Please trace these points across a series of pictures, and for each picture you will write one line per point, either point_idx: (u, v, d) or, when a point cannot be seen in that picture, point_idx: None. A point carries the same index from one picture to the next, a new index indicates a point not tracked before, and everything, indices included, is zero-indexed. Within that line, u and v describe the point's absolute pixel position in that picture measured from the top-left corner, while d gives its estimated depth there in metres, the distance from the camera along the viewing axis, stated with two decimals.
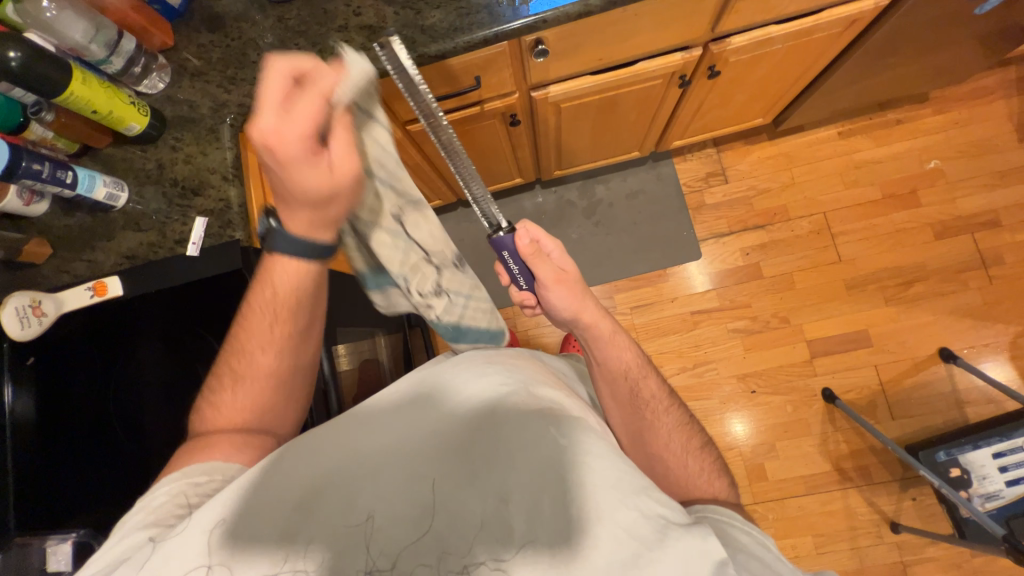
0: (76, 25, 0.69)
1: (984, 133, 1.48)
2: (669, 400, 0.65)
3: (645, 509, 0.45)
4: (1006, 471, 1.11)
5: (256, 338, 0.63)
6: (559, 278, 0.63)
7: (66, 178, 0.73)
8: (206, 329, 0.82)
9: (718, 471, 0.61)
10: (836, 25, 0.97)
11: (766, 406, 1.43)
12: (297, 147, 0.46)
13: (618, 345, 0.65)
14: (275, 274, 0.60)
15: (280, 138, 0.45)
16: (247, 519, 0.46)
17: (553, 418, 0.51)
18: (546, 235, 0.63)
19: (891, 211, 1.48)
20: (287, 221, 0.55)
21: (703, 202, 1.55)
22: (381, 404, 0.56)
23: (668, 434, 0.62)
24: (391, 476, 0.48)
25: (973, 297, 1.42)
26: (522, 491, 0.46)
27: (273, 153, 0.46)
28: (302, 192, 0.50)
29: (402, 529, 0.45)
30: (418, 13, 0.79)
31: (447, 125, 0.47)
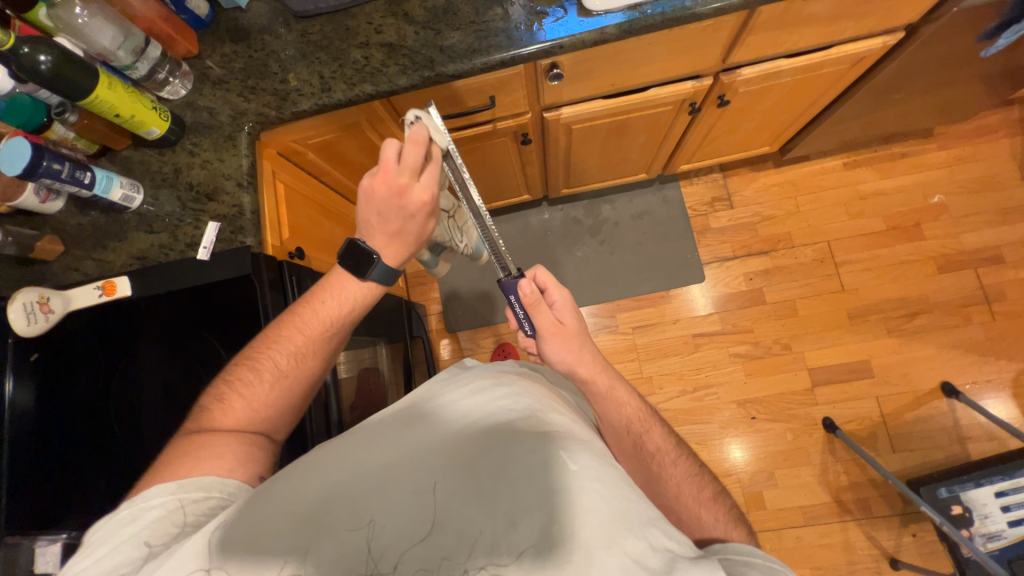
0: (106, 31, 0.71)
1: (987, 170, 1.50)
2: (676, 449, 0.64)
3: (654, 542, 0.45)
4: (1009, 511, 1.10)
5: (303, 341, 0.65)
6: (553, 331, 0.63)
7: (84, 179, 0.74)
8: (202, 330, 0.79)
9: (733, 521, 0.59)
10: (845, 61, 0.99)
11: (765, 433, 1.42)
12: (431, 202, 0.59)
13: (617, 401, 0.64)
14: (345, 286, 0.66)
15: (428, 196, 0.59)
16: (253, 530, 0.45)
17: (564, 441, 0.50)
18: (553, 284, 0.64)
19: (894, 243, 1.49)
20: (383, 251, 0.63)
21: (708, 226, 1.56)
22: (390, 420, 0.56)
23: (678, 485, 0.61)
24: (397, 491, 0.47)
25: (976, 332, 1.42)
26: (533, 511, 0.45)
27: (423, 205, 0.59)
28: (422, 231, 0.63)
29: (408, 546, 0.44)
30: (437, 33, 0.81)
31: (491, 226, 0.58)
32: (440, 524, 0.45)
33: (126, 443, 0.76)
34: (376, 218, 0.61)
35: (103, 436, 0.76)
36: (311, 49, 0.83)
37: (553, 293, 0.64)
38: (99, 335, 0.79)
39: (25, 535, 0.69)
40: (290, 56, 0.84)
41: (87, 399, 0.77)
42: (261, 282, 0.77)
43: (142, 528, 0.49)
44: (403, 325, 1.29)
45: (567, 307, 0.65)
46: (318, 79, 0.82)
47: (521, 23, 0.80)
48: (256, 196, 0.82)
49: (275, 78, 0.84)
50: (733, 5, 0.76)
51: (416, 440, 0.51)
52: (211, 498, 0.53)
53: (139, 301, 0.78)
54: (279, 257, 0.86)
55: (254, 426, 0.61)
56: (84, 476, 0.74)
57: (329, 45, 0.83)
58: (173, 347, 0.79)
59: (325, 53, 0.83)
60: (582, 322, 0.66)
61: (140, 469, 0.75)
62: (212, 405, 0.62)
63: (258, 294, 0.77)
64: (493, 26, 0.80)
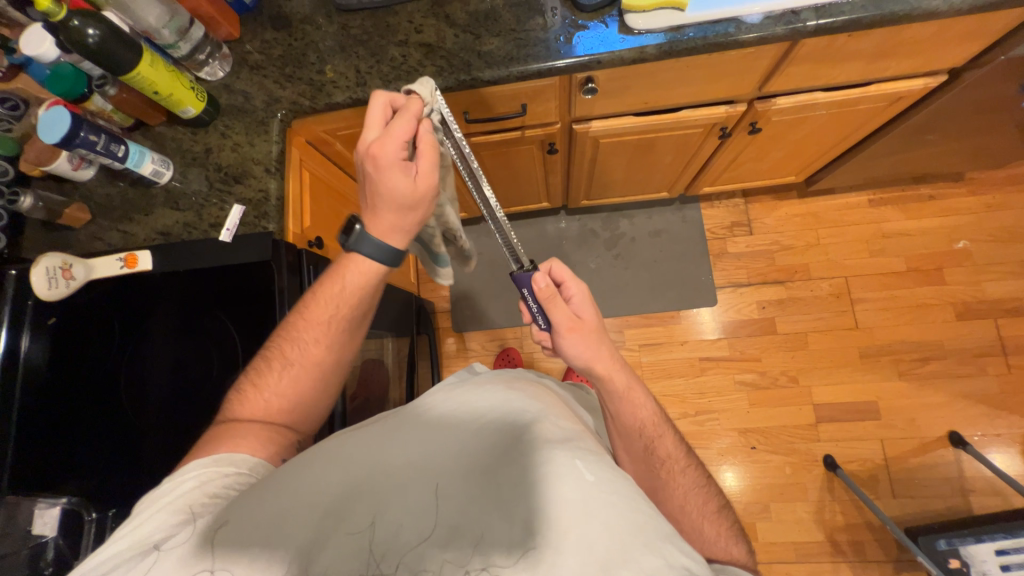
0: (152, 9, 0.72)
1: (1017, 220, 1.47)
2: (685, 458, 0.63)
3: (671, 558, 0.43)
4: (1008, 570, 1.07)
5: (311, 329, 0.65)
6: (570, 326, 0.63)
7: (118, 152, 0.75)
8: (216, 302, 0.78)
9: (735, 536, 0.60)
10: (883, 99, 0.98)
11: (764, 464, 1.40)
12: (393, 155, 0.57)
13: (633, 403, 0.62)
14: (345, 276, 0.65)
15: (381, 146, 0.57)
16: (270, 519, 0.46)
17: (581, 450, 0.50)
18: (572, 277, 0.64)
19: (913, 285, 1.47)
20: (371, 221, 0.63)
21: (726, 250, 1.55)
22: (408, 415, 0.56)
23: (684, 495, 0.60)
24: (415, 492, 0.47)
25: (990, 384, 1.39)
26: (548, 519, 0.44)
27: (377, 160, 0.57)
28: (391, 200, 0.60)
29: (420, 547, 0.44)
30: (477, 38, 0.81)
31: (485, 187, 0.58)
32: (455, 527, 0.45)
33: (131, 411, 0.77)
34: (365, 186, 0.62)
35: (107, 404, 0.77)
36: (350, 42, 0.84)
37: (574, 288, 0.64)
38: (115, 304, 0.80)
39: (26, 496, 0.71)
40: (329, 47, 0.84)
41: (98, 365, 0.78)
42: (280, 263, 0.78)
43: (176, 497, 0.51)
44: (412, 320, 1.30)
45: (586, 305, 0.64)
46: (354, 73, 0.83)
47: (561, 35, 0.80)
48: (283, 183, 0.83)
49: (312, 68, 0.84)
50: (776, 35, 0.75)
51: (432, 441, 0.51)
52: (240, 473, 0.55)
53: (158, 276, 0.79)
54: (299, 245, 0.87)
55: (273, 417, 0.62)
56: (84, 440, 0.75)
57: (368, 40, 0.84)
58: (184, 326, 0.79)
59: (364, 48, 0.83)
60: (600, 319, 0.65)
61: (143, 440, 0.76)
62: (234, 398, 0.63)
63: (275, 277, 0.78)
64: (533, 35, 0.80)
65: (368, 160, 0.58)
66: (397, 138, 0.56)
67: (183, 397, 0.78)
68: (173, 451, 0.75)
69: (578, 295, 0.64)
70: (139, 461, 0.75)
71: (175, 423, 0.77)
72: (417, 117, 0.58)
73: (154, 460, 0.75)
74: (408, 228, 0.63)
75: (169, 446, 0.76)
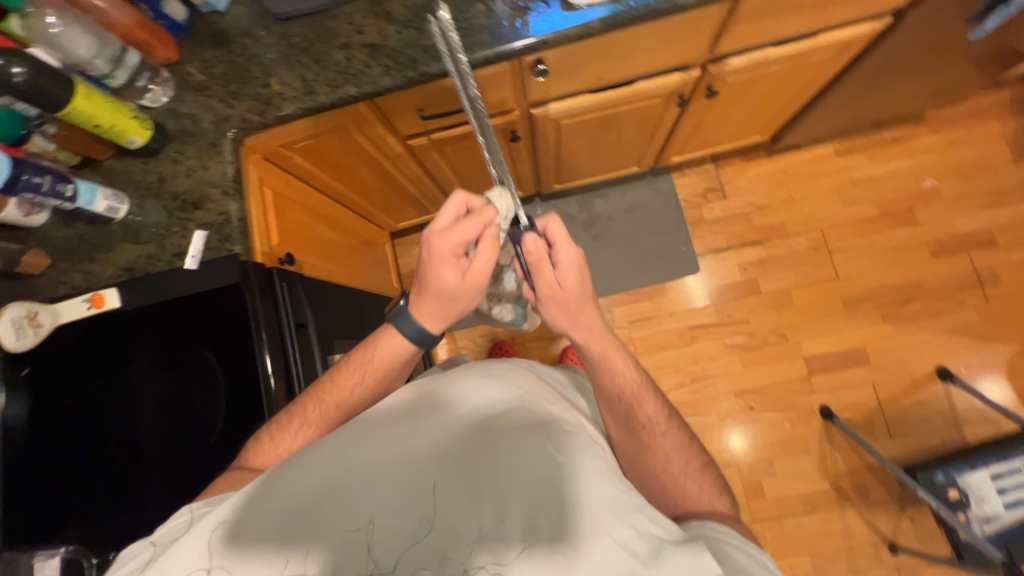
0: (81, 41, 0.70)
1: (979, 153, 1.50)
2: (668, 420, 0.63)
3: (639, 527, 0.44)
4: (1004, 493, 1.11)
5: (336, 393, 0.64)
6: (552, 292, 0.59)
7: (66, 191, 0.73)
8: (204, 336, 0.77)
9: (718, 490, 0.60)
10: (833, 47, 0.98)
11: (764, 422, 1.42)
12: (449, 252, 0.57)
13: (611, 368, 0.62)
14: (378, 347, 0.65)
15: (441, 241, 0.56)
16: (245, 534, 0.45)
17: (551, 432, 0.50)
18: (563, 240, 0.59)
19: (888, 229, 1.49)
20: (415, 304, 0.63)
21: (702, 217, 1.56)
22: (379, 414, 0.54)
23: (665, 456, 0.60)
24: (385, 490, 0.46)
25: (971, 316, 1.42)
26: (521, 505, 0.44)
27: (433, 254, 0.57)
28: (439, 287, 0.59)
29: (397, 543, 0.44)
30: (420, 32, 0.80)
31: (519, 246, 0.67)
32: (430, 520, 0.44)
33: (127, 451, 0.74)
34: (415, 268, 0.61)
35: (95, 446, 0.74)
36: (293, 51, 0.82)
37: (564, 251, 0.59)
38: (99, 344, 0.78)
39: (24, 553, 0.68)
40: (272, 59, 0.83)
41: (82, 407, 0.76)
42: (250, 288, 0.76)
43: (168, 534, 0.48)
44: None
45: (576, 271, 0.59)
46: (300, 83, 0.81)
47: (504, 19, 0.79)
48: (243, 203, 0.82)
49: (257, 82, 0.83)
50: None
51: (405, 436, 0.50)
52: None
53: (130, 312, 0.77)
54: (269, 264, 0.85)
55: None
56: (78, 487, 0.73)
57: (310, 47, 0.82)
58: (166, 357, 0.78)
59: (307, 55, 0.82)
60: (588, 285, 0.61)
61: (141, 479, 0.73)
62: (251, 446, 0.63)
63: (249, 302, 0.76)
64: (476, 23, 0.79)
65: (425, 249, 0.58)
66: (460, 234, 0.56)
67: (177, 431, 0.75)
68: (170, 484, 0.73)
69: (569, 258, 0.59)
70: (139, 500, 0.72)
71: (171, 459, 0.74)
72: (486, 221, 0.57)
73: (152, 498, 0.72)
74: (447, 316, 0.63)
75: (170, 479, 0.73)
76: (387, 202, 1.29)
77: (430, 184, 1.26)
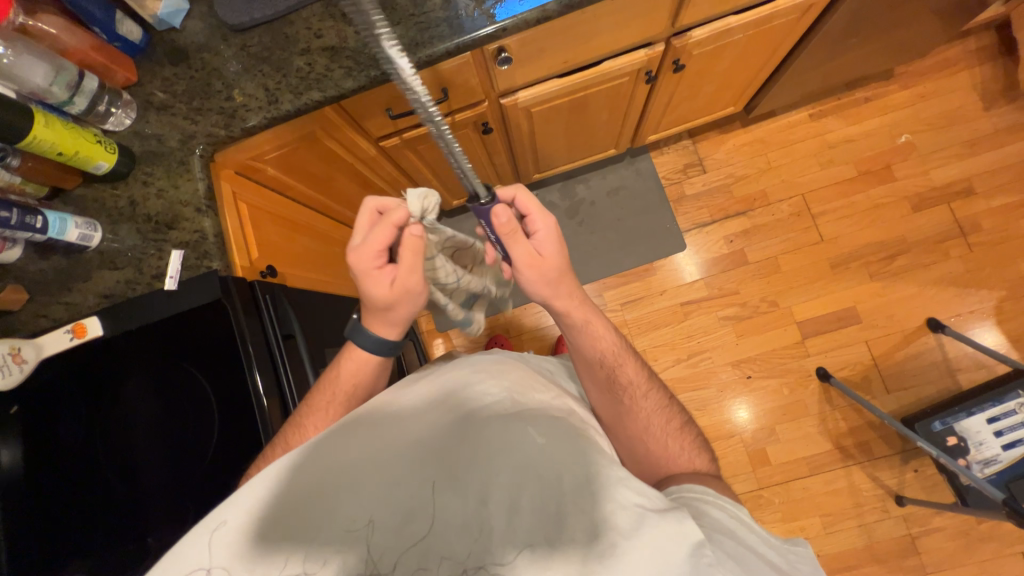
0: (37, 69, 0.69)
1: (950, 105, 1.51)
2: (649, 382, 0.64)
3: (620, 500, 0.43)
4: (1002, 435, 1.12)
5: (314, 417, 0.63)
6: (532, 262, 0.57)
7: (36, 223, 0.72)
8: (188, 355, 0.74)
9: (698, 448, 0.62)
10: (795, 10, 0.98)
11: (763, 390, 1.43)
12: (369, 263, 0.58)
13: (592, 334, 0.62)
14: (343, 362, 0.66)
15: (356, 254, 0.58)
16: (224, 540, 0.43)
17: (534, 417, 0.50)
18: (537, 208, 0.57)
19: (868, 188, 1.50)
20: (365, 316, 0.64)
21: (684, 193, 1.56)
22: (360, 414, 0.53)
23: (649, 417, 0.62)
24: (369, 485, 0.46)
25: (956, 266, 1.43)
26: (503, 489, 0.44)
27: (355, 267, 0.59)
28: (372, 299, 0.60)
29: (382, 538, 0.43)
30: (379, 30, 0.79)
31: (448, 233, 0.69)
32: (414, 512, 0.44)
33: (124, 478, 0.72)
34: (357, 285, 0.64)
35: (93, 477, 0.72)
36: (253, 61, 0.82)
37: (540, 220, 0.58)
38: (82, 373, 0.76)
39: None
40: (233, 72, 0.82)
41: (75, 440, 0.73)
42: (233, 307, 0.75)
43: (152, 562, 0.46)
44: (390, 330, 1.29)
45: (555, 240, 0.59)
46: (263, 92, 0.81)
47: (462, 10, 0.78)
48: (217, 219, 0.81)
49: (220, 96, 0.82)
50: None
51: (388, 433, 0.50)
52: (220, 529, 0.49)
53: (117, 337, 0.76)
54: (251, 278, 0.85)
55: None
56: (78, 520, 0.71)
57: (270, 55, 0.82)
58: (156, 381, 0.75)
59: (267, 64, 0.81)
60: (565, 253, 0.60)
61: (139, 504, 0.71)
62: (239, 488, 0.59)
63: (231, 319, 0.75)
64: (434, 16, 0.79)
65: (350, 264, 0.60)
66: (375, 243, 0.57)
67: (174, 451, 0.73)
68: (172, 510, 0.71)
69: (546, 226, 0.58)
70: (143, 525, 0.71)
71: (171, 481, 0.72)
72: (395, 224, 0.57)
73: (155, 520, 0.71)
74: (394, 323, 0.63)
75: (172, 500, 0.71)
76: None
77: (408, 185, 1.26)
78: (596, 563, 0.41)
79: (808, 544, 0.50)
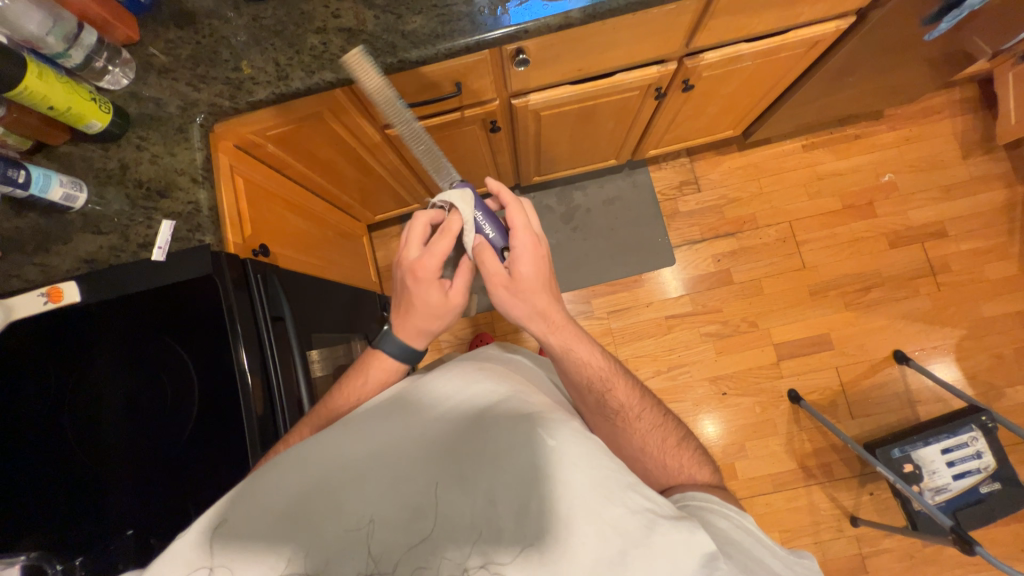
0: (32, 16, 0.65)
1: (931, 149, 1.59)
2: (642, 402, 0.65)
3: (632, 505, 0.44)
4: (953, 465, 1.20)
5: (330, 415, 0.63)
6: (499, 280, 0.61)
7: (18, 177, 0.67)
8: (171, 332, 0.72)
9: (697, 462, 0.63)
10: (802, 44, 1.02)
11: (736, 407, 1.48)
12: (429, 273, 0.62)
13: (579, 359, 0.62)
14: (371, 369, 0.67)
15: (422, 265, 0.62)
16: (220, 536, 0.43)
17: (542, 417, 0.50)
18: (521, 229, 0.60)
19: (850, 221, 1.57)
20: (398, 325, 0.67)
21: (677, 210, 1.59)
22: (368, 411, 0.53)
23: (643, 438, 0.63)
24: (374, 481, 0.45)
25: (923, 302, 1.51)
26: (511, 489, 0.44)
27: (417, 274, 0.63)
28: (423, 306, 0.64)
29: (390, 537, 0.43)
30: (398, 17, 0.78)
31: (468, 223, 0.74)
32: (423, 510, 0.44)
33: (88, 453, 0.69)
34: (399, 295, 0.67)
35: (57, 450, 0.69)
36: (264, 34, 0.80)
37: (521, 235, 0.60)
38: (52, 341, 0.72)
39: None
40: (242, 42, 0.80)
41: (40, 412, 0.69)
42: (224, 283, 0.72)
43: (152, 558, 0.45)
44: (376, 320, 1.29)
45: (532, 260, 0.61)
46: (273, 67, 0.79)
47: (485, 7, 0.78)
48: (213, 192, 0.79)
49: (227, 66, 0.79)
50: None
51: (396, 429, 0.50)
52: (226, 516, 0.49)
53: (94, 307, 0.72)
54: (243, 255, 0.82)
55: None
56: (39, 495, 0.67)
57: (283, 30, 0.80)
58: (133, 357, 0.72)
59: (280, 39, 0.79)
60: (542, 270, 0.62)
61: (104, 480, 0.69)
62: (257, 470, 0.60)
63: (222, 296, 0.72)
64: (456, 10, 0.78)
65: (409, 274, 0.63)
66: (437, 254, 0.61)
67: (145, 430, 0.70)
68: (146, 489, 0.69)
69: (527, 245, 0.60)
70: (108, 502, 0.68)
71: (138, 462, 0.69)
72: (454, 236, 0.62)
73: (121, 498, 0.69)
74: (428, 334, 0.67)
75: (139, 481, 0.69)
76: (365, 193, 1.27)
77: (409, 175, 1.25)
78: (601, 570, 0.41)
79: (812, 557, 0.53)
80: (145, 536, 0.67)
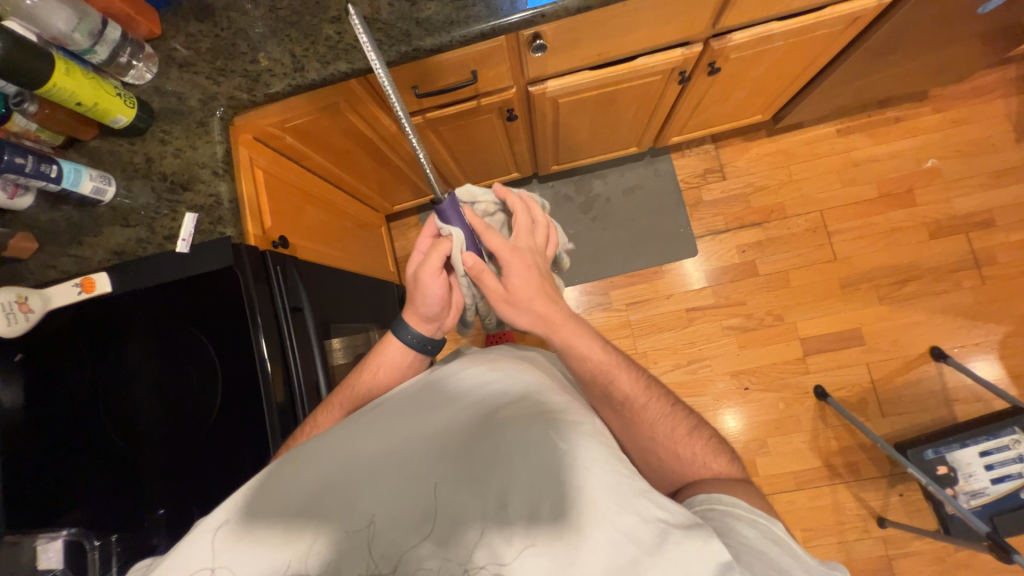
0: (60, 14, 0.66)
1: (982, 132, 1.48)
2: (647, 389, 0.63)
3: (644, 513, 0.43)
4: (992, 469, 1.14)
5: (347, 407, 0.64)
6: (496, 294, 0.62)
7: (50, 172, 0.71)
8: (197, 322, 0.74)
9: (713, 450, 0.61)
10: (840, 21, 0.95)
11: (758, 402, 1.44)
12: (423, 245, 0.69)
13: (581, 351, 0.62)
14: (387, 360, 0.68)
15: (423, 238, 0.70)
16: (236, 533, 0.44)
17: (555, 420, 0.50)
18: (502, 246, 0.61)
19: (887, 210, 1.48)
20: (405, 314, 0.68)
21: (701, 199, 1.54)
22: (384, 414, 0.55)
23: (655, 427, 0.61)
24: (388, 481, 0.46)
25: (966, 296, 1.43)
26: (522, 491, 0.44)
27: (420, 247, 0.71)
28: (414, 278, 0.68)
29: (400, 537, 0.43)
30: (413, 4, 0.77)
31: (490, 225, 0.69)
32: (434, 511, 0.44)
33: (122, 438, 0.72)
34: None
35: (95, 434, 0.72)
36: (280, 25, 0.80)
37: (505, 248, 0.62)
38: (85, 331, 0.75)
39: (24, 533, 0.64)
40: (259, 34, 0.80)
41: (77, 399, 0.73)
42: (244, 274, 0.74)
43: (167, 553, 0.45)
44: (393, 308, 1.30)
45: (522, 270, 0.62)
46: (290, 58, 0.79)
47: None
48: (233, 185, 0.80)
49: (245, 58, 0.80)
50: None
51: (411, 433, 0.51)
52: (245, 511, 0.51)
53: (126, 297, 0.74)
54: (262, 246, 0.84)
55: None
56: (78, 476, 0.70)
57: (299, 20, 0.79)
58: (161, 346, 0.75)
59: (295, 30, 0.79)
60: (535, 279, 0.62)
61: (133, 465, 0.72)
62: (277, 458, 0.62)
63: (243, 287, 0.74)
64: None
65: None
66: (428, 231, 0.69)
67: (173, 417, 0.73)
68: (178, 473, 0.72)
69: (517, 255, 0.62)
70: (143, 483, 0.72)
71: (166, 448, 0.73)
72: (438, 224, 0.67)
73: (156, 479, 0.72)
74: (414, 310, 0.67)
75: (170, 465, 0.72)
76: (382, 184, 1.27)
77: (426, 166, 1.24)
78: None
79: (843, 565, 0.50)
80: (177, 514, 0.71)
